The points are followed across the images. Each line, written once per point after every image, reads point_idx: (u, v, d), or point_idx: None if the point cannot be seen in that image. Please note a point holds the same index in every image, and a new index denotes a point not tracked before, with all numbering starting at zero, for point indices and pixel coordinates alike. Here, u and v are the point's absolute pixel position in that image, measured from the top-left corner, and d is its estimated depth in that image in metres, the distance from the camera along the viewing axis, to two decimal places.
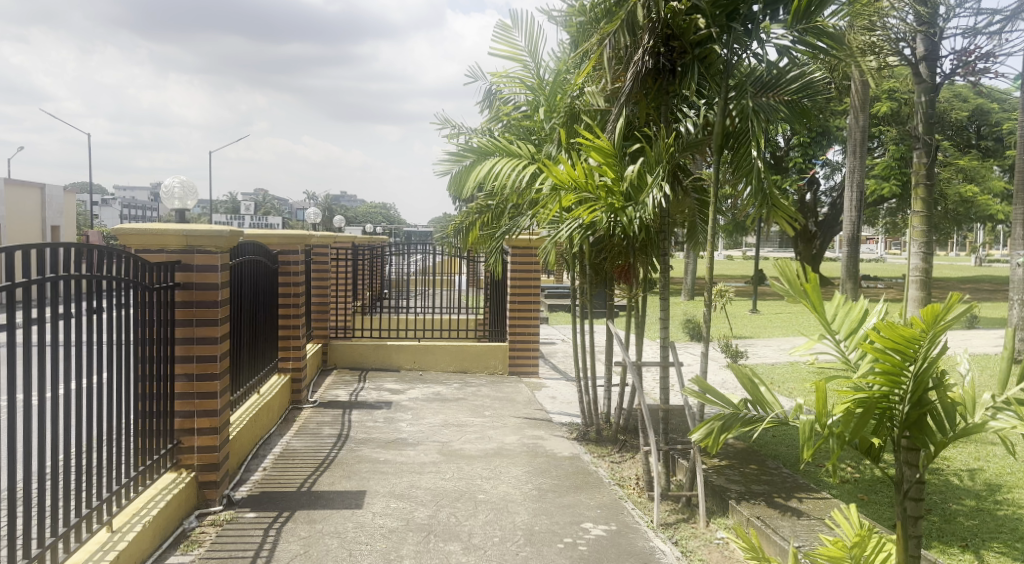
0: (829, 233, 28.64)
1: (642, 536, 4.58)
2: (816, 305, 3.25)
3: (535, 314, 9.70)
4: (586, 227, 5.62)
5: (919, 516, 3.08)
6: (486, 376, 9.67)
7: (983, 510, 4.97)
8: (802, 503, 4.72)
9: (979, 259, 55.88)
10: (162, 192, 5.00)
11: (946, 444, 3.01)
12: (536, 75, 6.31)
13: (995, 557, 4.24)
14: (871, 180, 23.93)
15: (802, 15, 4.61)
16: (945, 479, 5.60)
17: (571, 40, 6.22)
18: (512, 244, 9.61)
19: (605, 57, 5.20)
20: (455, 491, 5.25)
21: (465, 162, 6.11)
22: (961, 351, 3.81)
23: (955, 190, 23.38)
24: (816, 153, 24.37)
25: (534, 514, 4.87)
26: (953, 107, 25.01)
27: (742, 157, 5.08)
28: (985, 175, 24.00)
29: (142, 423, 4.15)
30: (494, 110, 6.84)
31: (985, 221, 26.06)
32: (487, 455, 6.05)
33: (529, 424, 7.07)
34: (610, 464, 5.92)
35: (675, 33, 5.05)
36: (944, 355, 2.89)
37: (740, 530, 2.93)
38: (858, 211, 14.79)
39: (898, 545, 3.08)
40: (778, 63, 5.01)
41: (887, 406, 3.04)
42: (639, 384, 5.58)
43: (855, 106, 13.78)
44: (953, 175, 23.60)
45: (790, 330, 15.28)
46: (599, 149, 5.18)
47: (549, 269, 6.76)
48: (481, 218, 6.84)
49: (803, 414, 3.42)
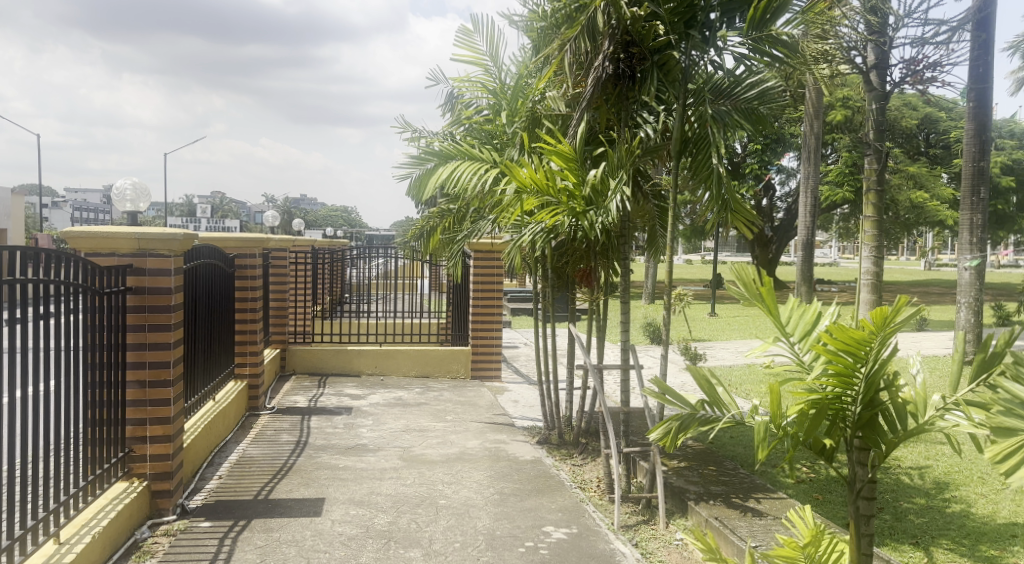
0: (784, 238, 29.31)
1: (603, 538, 4.60)
2: (771, 309, 3.29)
3: (498, 318, 9.69)
4: (548, 231, 5.64)
5: (872, 514, 3.12)
6: (449, 380, 9.64)
7: (933, 508, 5.11)
8: (760, 504, 4.80)
9: (928, 264, 57.80)
10: (113, 193, 4.86)
11: (896, 444, 3.06)
12: (497, 80, 6.31)
13: (944, 553, 4.37)
14: (825, 186, 24.53)
15: (758, 24, 4.72)
16: (896, 478, 5.75)
17: (532, 45, 6.24)
18: (475, 247, 9.59)
19: (567, 63, 5.26)
20: (416, 497, 5.21)
21: (427, 165, 6.07)
22: (915, 353, 3.88)
23: (906, 197, 24.08)
24: (771, 160, 24.93)
25: (496, 519, 4.86)
26: (903, 116, 25.77)
27: (701, 163, 5.17)
28: (934, 182, 24.76)
29: (91, 432, 4.02)
30: (454, 114, 6.82)
31: (934, 227, 26.93)
32: (448, 460, 6.02)
33: (491, 428, 7.06)
34: (571, 467, 5.94)
35: (634, 39, 5.11)
36: (894, 357, 2.97)
37: (698, 530, 2.95)
38: (813, 216, 15.11)
39: (851, 544, 3.15)
40: (735, 70, 5.10)
41: (840, 407, 3.11)
42: (599, 387, 5.61)
43: (810, 114, 14.08)
44: (903, 182, 24.32)
45: (748, 333, 15.56)
46: (560, 154, 5.19)
47: (512, 273, 6.75)
48: (442, 223, 6.82)
49: (758, 415, 3.47)
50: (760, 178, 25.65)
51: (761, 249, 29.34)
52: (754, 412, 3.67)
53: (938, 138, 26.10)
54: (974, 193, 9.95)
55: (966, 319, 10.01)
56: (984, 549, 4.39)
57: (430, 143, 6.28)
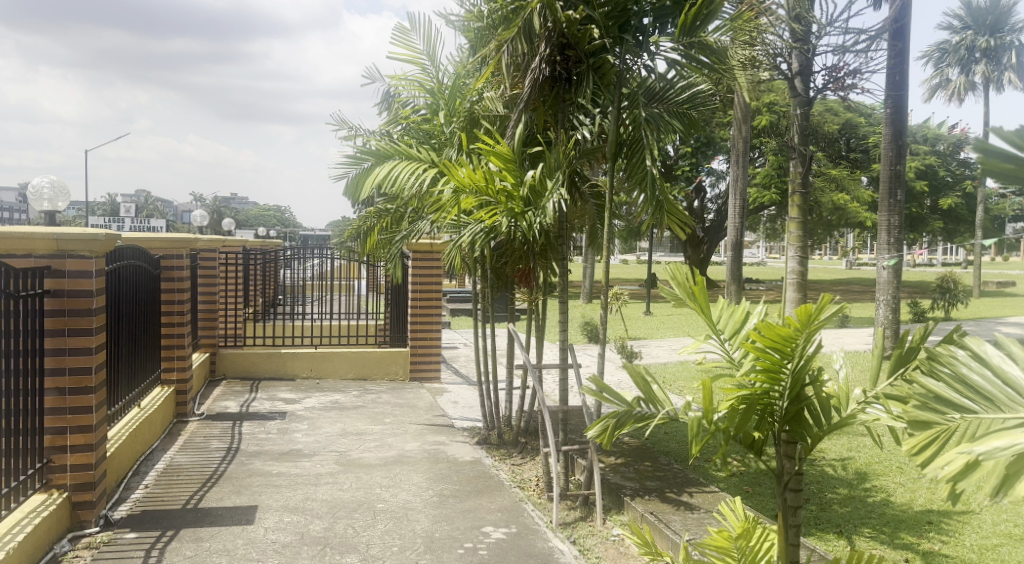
0: (716, 239, 30.18)
1: (541, 537, 4.63)
2: (703, 308, 3.38)
3: (438, 320, 9.63)
4: (487, 231, 5.64)
5: (799, 505, 3.27)
6: (388, 383, 9.54)
7: (855, 498, 5.35)
8: (693, 498, 4.92)
9: (851, 263, 60.60)
10: (29, 191, 4.61)
11: (821, 437, 3.19)
12: (434, 79, 6.27)
13: (864, 541, 4.59)
14: (753, 189, 25.39)
15: (688, 30, 4.85)
16: (821, 470, 5.99)
17: (469, 45, 6.23)
18: (413, 248, 9.52)
19: (503, 64, 5.27)
20: (352, 501, 5.13)
21: (363, 164, 5.97)
22: (837, 349, 4.06)
23: (829, 199, 25.15)
24: (701, 162, 25.65)
25: (434, 521, 4.83)
26: (825, 121, 26.91)
27: (636, 165, 5.26)
28: (854, 185, 25.95)
29: (5, 442, 3.79)
30: (391, 113, 6.75)
31: (855, 228, 28.25)
32: (386, 463, 5.95)
33: (430, 430, 7.02)
34: (510, 467, 5.96)
35: (570, 42, 5.15)
36: (818, 353, 3.09)
37: (634, 527, 3.01)
38: (742, 217, 15.60)
39: (779, 534, 3.28)
40: (668, 75, 5.21)
41: (768, 402, 3.22)
42: (538, 387, 5.65)
43: (739, 118, 14.53)
44: (826, 185, 25.40)
45: (681, 331, 15.96)
46: (498, 154, 5.19)
47: (451, 273, 6.73)
48: (379, 223, 6.74)
49: (691, 412, 3.56)
50: (692, 180, 26.36)
51: (695, 248, 30.02)
52: (687, 408, 3.76)
53: (858, 142, 27.27)
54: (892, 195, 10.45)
55: (885, 316, 10.49)
56: (902, 537, 4.62)
57: (366, 142, 6.19)
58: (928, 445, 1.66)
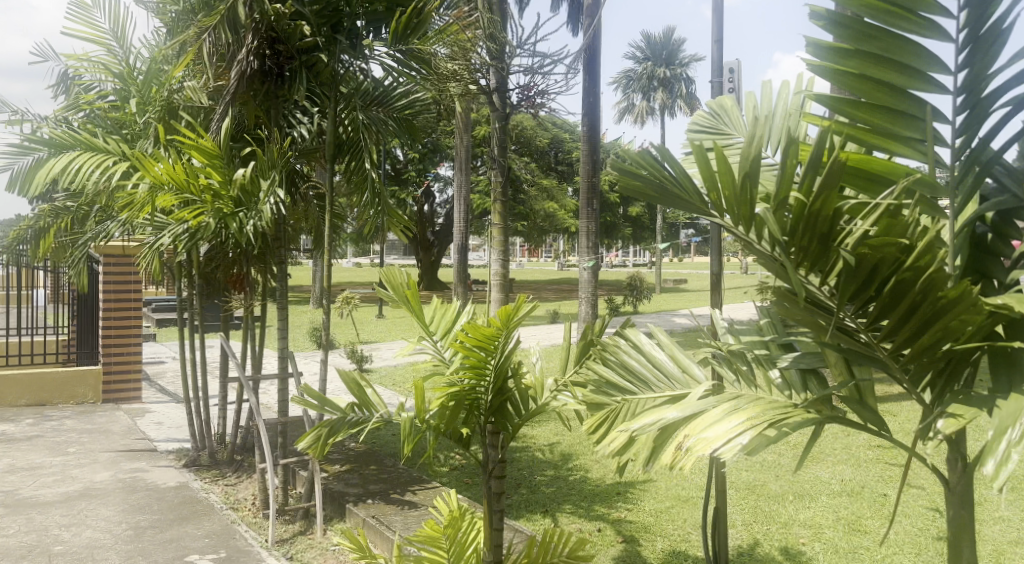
0: (444, 242, 31.43)
1: (253, 558, 4.37)
2: (417, 312, 3.48)
3: (139, 332, 8.64)
4: (193, 233, 5.20)
5: (502, 492, 3.44)
6: (77, 407, 8.30)
7: (560, 477, 5.90)
8: (415, 495, 5.02)
9: (574, 264, 67.49)
10: None
11: (521, 426, 3.46)
12: (123, 62, 5.60)
13: (566, 516, 5.08)
14: (476, 195, 27.01)
15: (401, 37, 4.92)
16: (532, 455, 6.52)
17: (164, 28, 5.65)
18: (104, 252, 8.39)
19: (206, 52, 4.91)
20: (18, 549, 4.34)
21: (33, 154, 5.10)
22: (534, 343, 4.44)
23: (541, 206, 27.71)
24: (428, 168, 26.58)
25: (125, 559, 4.29)
26: (536, 135, 29.62)
27: (355, 166, 5.31)
28: (561, 195, 28.94)
29: None
30: (71, 97, 5.97)
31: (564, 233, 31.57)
32: (67, 500, 5.15)
33: (128, 456, 6.25)
34: (223, 488, 5.54)
35: (280, 36, 4.97)
36: (517, 349, 3.34)
37: (347, 534, 3.03)
38: (459, 223, 16.49)
39: (485, 522, 3.43)
40: (383, 80, 5.31)
41: (474, 397, 3.40)
42: (253, 399, 5.33)
43: (457, 128, 15.25)
44: (538, 194, 27.96)
45: (402, 333, 16.35)
46: (202, 149, 4.76)
47: (152, 280, 6.04)
48: (55, 223, 5.85)
49: (405, 412, 3.61)
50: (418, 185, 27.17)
51: (425, 251, 31.09)
52: (400, 409, 3.81)
53: (563, 156, 30.65)
54: (589, 201, 11.32)
55: (586, 311, 11.29)
56: (597, 509, 5.22)
57: (34, 128, 5.30)
58: (603, 424, 2.81)
